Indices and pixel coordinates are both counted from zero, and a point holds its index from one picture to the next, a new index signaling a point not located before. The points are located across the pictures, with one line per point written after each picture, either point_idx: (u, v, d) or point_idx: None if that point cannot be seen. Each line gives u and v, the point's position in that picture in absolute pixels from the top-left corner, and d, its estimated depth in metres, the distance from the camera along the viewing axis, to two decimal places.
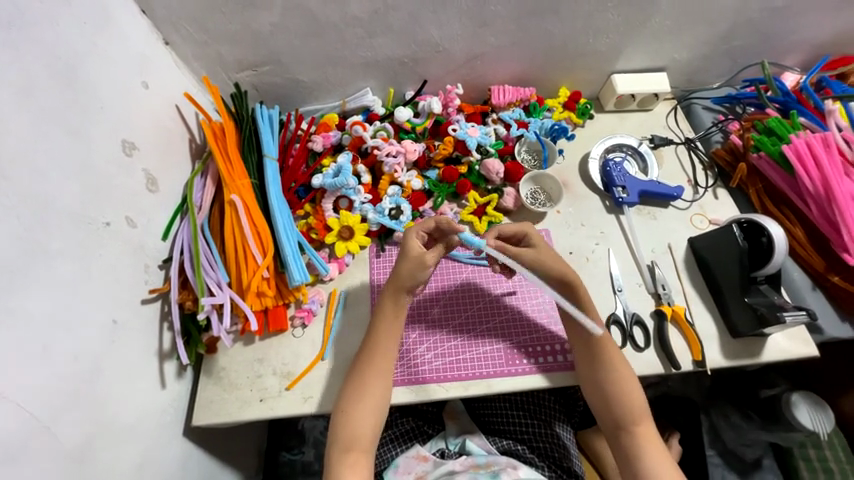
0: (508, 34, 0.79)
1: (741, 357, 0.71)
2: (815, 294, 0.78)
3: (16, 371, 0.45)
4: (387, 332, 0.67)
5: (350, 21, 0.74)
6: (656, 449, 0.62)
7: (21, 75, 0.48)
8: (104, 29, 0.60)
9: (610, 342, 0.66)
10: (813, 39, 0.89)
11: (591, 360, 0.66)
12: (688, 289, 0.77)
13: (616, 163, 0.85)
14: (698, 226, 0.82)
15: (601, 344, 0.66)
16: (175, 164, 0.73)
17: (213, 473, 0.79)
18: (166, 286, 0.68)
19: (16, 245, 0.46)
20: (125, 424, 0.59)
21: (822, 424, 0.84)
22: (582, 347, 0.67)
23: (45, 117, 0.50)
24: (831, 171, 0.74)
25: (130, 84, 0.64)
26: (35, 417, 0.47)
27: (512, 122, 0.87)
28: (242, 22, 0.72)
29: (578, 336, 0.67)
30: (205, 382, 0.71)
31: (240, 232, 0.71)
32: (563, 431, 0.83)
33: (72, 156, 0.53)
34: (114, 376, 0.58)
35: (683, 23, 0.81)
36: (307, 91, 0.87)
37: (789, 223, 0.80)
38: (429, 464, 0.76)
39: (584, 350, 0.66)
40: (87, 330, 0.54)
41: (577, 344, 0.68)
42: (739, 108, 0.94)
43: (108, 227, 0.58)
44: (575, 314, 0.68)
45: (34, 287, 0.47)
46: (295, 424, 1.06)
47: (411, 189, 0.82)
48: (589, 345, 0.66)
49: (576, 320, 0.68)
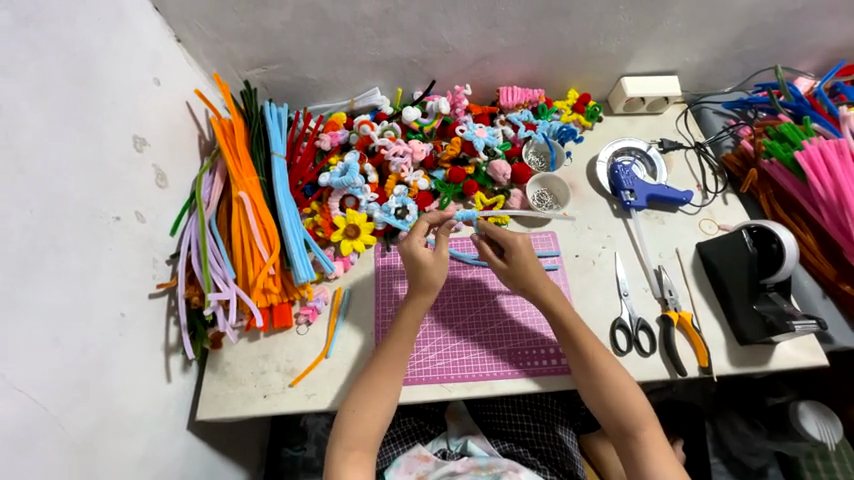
0: (518, 35, 0.79)
1: (747, 365, 0.70)
2: (825, 302, 0.77)
3: (25, 362, 0.46)
4: (401, 335, 0.67)
5: (361, 20, 0.74)
6: (662, 453, 0.62)
7: (36, 71, 0.48)
8: (118, 25, 0.61)
9: (601, 350, 0.66)
10: (828, 44, 0.87)
11: (585, 366, 0.65)
12: (695, 294, 0.76)
13: (625, 166, 0.83)
14: (707, 231, 0.81)
15: (592, 352, 0.65)
16: (184, 160, 0.74)
17: (216, 467, 0.80)
18: (173, 281, 0.68)
19: (28, 237, 0.47)
20: (131, 417, 0.59)
21: (829, 435, 0.82)
22: (574, 355, 0.66)
23: (59, 112, 0.51)
24: (844, 178, 0.72)
25: (141, 80, 0.65)
26: (43, 408, 0.48)
27: (520, 124, 0.86)
28: (253, 20, 0.73)
29: (569, 345, 0.67)
30: (209, 377, 0.71)
31: (247, 229, 0.71)
32: (566, 434, 0.83)
33: (85, 151, 0.54)
34: (121, 368, 0.58)
35: (695, 26, 0.80)
36: (316, 89, 0.88)
37: (800, 230, 0.79)
38: (431, 464, 0.76)
39: (577, 359, 0.66)
40: (95, 323, 0.54)
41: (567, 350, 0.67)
42: (751, 113, 0.93)
43: (118, 221, 0.59)
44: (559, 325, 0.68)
45: (45, 279, 0.48)
46: (297, 420, 1.06)
47: (417, 189, 0.82)
48: (579, 355, 0.65)
49: (561, 331, 0.68)
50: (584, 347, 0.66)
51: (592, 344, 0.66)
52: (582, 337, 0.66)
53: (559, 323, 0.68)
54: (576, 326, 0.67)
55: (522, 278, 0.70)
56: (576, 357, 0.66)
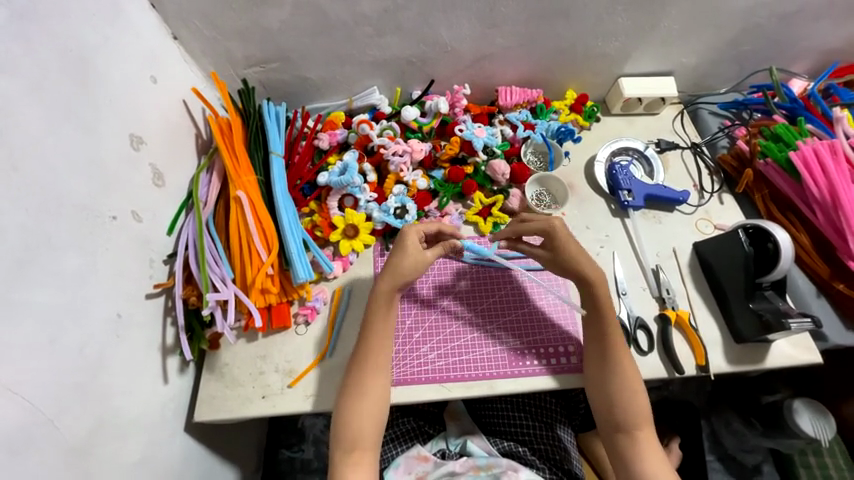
0: (516, 36, 0.79)
1: (744, 364, 0.71)
2: (819, 301, 0.78)
3: (23, 364, 0.45)
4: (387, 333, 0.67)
5: (359, 19, 0.74)
6: (654, 453, 0.62)
7: (32, 68, 0.48)
8: (114, 23, 0.60)
9: (624, 346, 0.66)
10: (821, 46, 0.89)
11: (605, 360, 0.65)
12: (692, 294, 0.76)
13: (623, 166, 0.84)
14: (703, 231, 0.82)
15: (614, 347, 0.65)
16: (181, 159, 0.73)
17: (213, 469, 0.79)
18: (170, 281, 0.68)
19: (23, 237, 0.46)
20: (127, 419, 0.59)
21: (823, 431, 0.84)
22: (594, 348, 0.66)
23: (56, 110, 0.50)
24: (838, 177, 0.73)
25: (137, 78, 0.64)
26: (39, 411, 0.47)
27: (518, 124, 0.86)
28: (251, 18, 0.72)
29: (592, 333, 0.67)
30: (207, 378, 0.71)
31: (244, 228, 0.71)
32: (564, 433, 0.83)
33: (81, 149, 0.53)
34: (118, 371, 0.58)
35: (692, 27, 0.81)
36: (315, 88, 0.87)
37: (795, 230, 0.80)
38: (430, 464, 0.75)
39: (598, 354, 0.66)
40: (92, 324, 0.54)
41: (591, 343, 0.67)
42: (746, 114, 0.94)
43: (114, 221, 0.58)
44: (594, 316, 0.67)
45: (41, 280, 0.47)
46: (295, 422, 1.05)
47: (416, 189, 0.82)
48: (604, 351, 0.65)
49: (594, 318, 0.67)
50: (614, 341, 0.66)
51: (618, 338, 0.66)
52: (607, 329, 0.66)
53: (593, 308, 0.67)
54: (610, 318, 0.66)
55: (566, 263, 0.68)
56: (600, 351, 0.66)
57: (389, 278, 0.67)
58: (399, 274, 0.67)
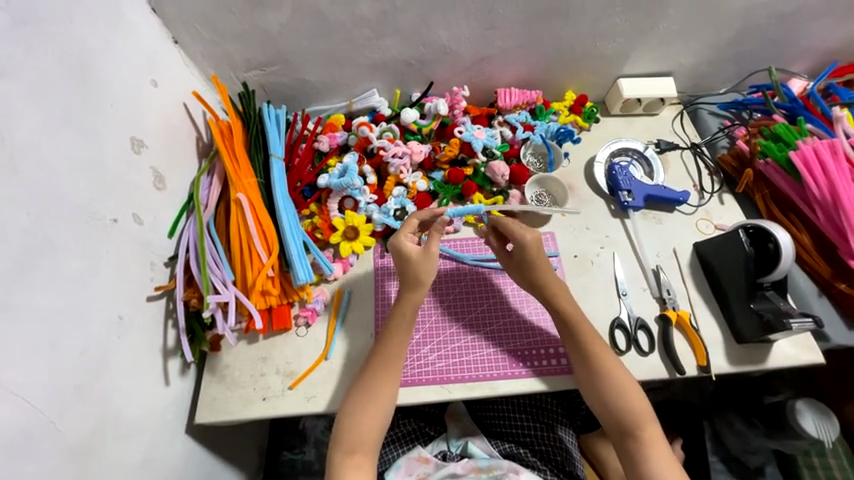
0: (515, 36, 0.79)
1: (746, 365, 0.71)
2: (821, 300, 0.78)
3: (24, 366, 0.46)
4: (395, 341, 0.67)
5: (358, 21, 0.74)
6: (662, 453, 0.62)
7: (34, 73, 0.48)
8: (114, 26, 0.60)
9: (603, 351, 0.66)
10: (821, 45, 0.88)
11: (587, 363, 0.65)
12: (693, 294, 0.76)
13: (622, 167, 0.84)
14: (703, 231, 0.82)
15: (593, 350, 0.66)
16: (182, 163, 0.74)
17: (213, 470, 0.79)
18: (171, 283, 0.68)
19: (24, 239, 0.46)
20: (130, 421, 0.59)
21: (826, 432, 0.83)
22: (574, 349, 0.67)
23: (56, 114, 0.50)
24: (838, 177, 0.73)
25: (137, 82, 0.64)
26: (40, 411, 0.47)
27: (518, 125, 0.86)
28: (251, 21, 0.72)
29: (569, 341, 0.67)
30: (209, 380, 0.71)
31: (245, 230, 0.71)
32: (566, 434, 0.83)
33: (82, 153, 0.53)
34: (120, 372, 0.58)
35: (691, 27, 0.81)
36: (314, 91, 0.87)
37: (796, 230, 0.80)
38: (431, 466, 0.75)
39: (578, 355, 0.66)
40: (94, 325, 0.54)
41: (570, 347, 0.67)
42: (746, 114, 0.94)
43: (116, 223, 0.59)
44: (568, 332, 0.67)
45: (41, 283, 0.48)
46: (297, 423, 1.06)
47: (415, 191, 0.82)
48: (582, 353, 0.66)
49: (566, 327, 0.68)
50: (591, 344, 0.66)
51: (595, 340, 0.66)
52: (579, 332, 0.67)
53: (564, 318, 0.68)
54: (582, 324, 0.67)
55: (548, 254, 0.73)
56: (579, 353, 0.66)
57: (418, 289, 0.69)
58: (420, 284, 0.68)
